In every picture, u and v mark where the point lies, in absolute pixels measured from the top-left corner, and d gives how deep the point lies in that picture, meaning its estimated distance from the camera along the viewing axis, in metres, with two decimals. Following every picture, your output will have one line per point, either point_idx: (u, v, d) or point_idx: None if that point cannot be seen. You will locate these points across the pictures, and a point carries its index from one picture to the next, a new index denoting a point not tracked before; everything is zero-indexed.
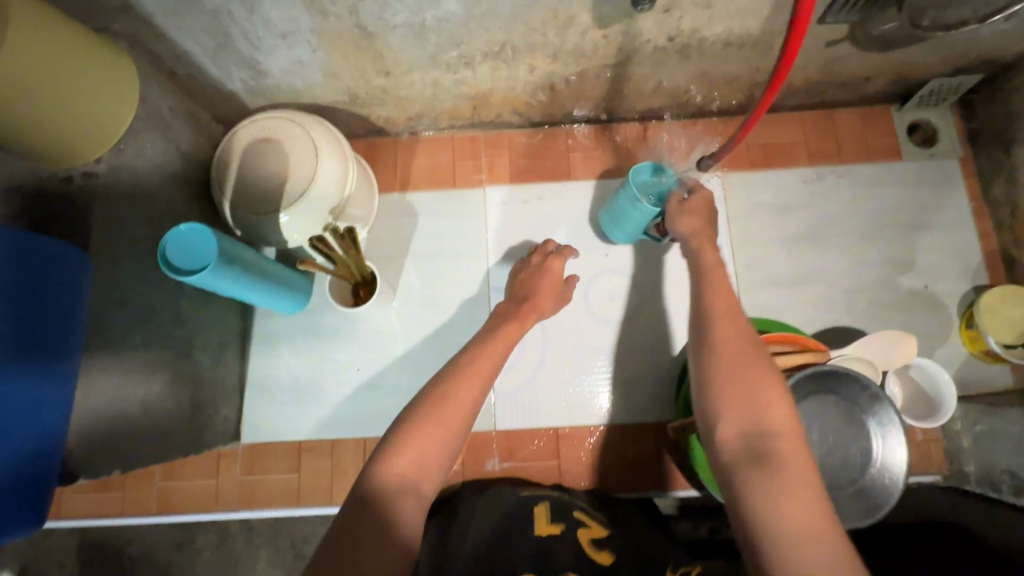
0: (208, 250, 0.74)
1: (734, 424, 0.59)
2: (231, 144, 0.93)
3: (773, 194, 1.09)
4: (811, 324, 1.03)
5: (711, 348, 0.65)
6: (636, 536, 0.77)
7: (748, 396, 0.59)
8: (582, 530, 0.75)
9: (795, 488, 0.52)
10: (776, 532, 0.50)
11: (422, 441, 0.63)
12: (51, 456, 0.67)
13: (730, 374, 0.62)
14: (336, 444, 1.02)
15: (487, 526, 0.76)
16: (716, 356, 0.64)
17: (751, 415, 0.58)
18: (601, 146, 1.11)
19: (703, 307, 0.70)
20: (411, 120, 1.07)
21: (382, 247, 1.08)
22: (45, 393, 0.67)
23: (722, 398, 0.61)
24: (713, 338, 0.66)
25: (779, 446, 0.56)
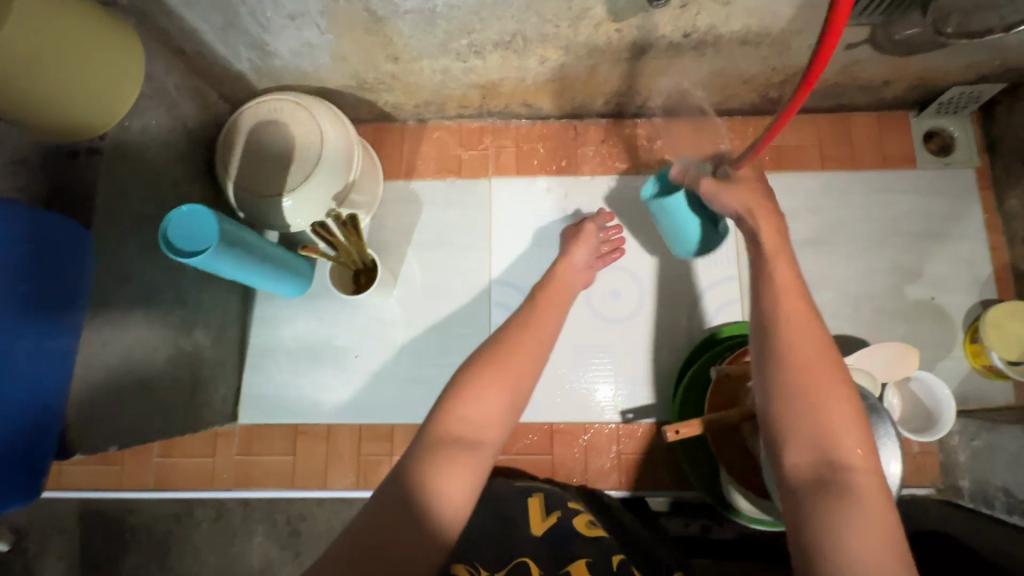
0: (208, 233, 0.73)
1: (805, 449, 0.56)
2: (236, 126, 0.93)
3: (783, 197, 1.07)
4: None
5: (779, 359, 0.60)
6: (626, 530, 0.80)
7: (822, 420, 0.56)
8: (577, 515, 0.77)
9: (868, 528, 0.49)
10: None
11: (487, 395, 0.62)
12: (50, 431, 0.68)
13: (803, 392, 0.57)
14: (332, 429, 1.02)
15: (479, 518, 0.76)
16: (786, 369, 0.59)
17: (823, 442, 0.55)
18: (611, 141, 1.09)
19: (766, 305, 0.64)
20: (419, 106, 1.05)
21: (384, 234, 1.08)
22: (44, 369, 0.67)
23: (790, 419, 0.57)
24: (781, 346, 0.60)
25: (854, 479, 0.53)
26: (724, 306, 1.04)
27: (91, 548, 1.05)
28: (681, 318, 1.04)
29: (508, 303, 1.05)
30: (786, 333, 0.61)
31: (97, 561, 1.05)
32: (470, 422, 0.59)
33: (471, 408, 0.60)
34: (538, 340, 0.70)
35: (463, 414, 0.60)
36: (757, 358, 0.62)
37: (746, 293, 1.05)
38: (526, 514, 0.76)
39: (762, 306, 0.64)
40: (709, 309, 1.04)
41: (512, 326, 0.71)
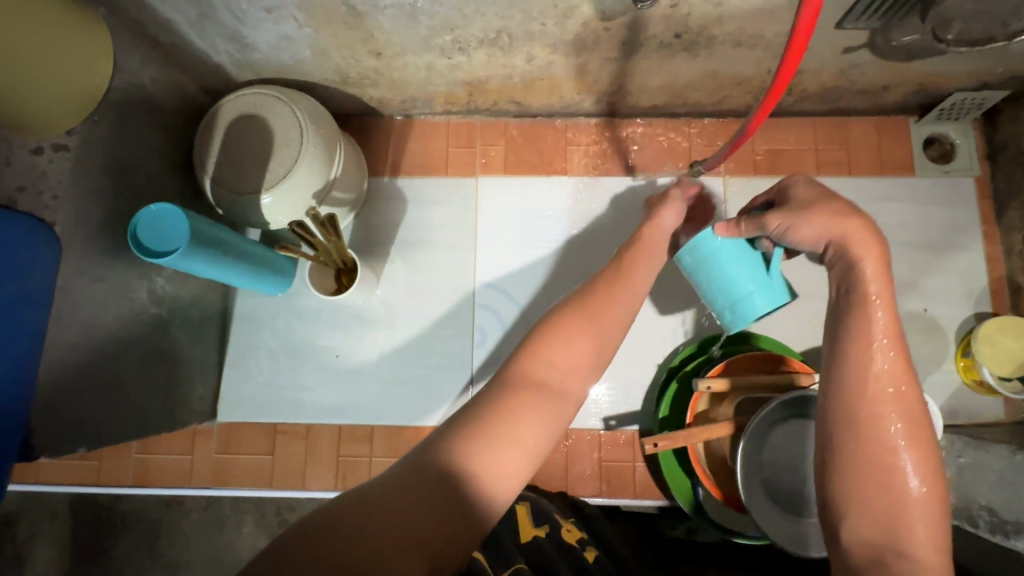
0: (179, 231, 0.72)
1: (874, 527, 0.56)
2: (215, 121, 0.90)
3: None
4: (801, 341, 1.00)
5: (869, 434, 0.59)
6: (610, 543, 0.82)
7: (895, 504, 0.56)
8: (562, 530, 0.80)
9: None
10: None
11: (573, 341, 0.61)
12: (11, 434, 0.65)
13: (881, 472, 0.58)
14: (311, 429, 1.01)
15: None
16: (871, 444, 0.58)
17: (893, 525, 0.56)
18: (602, 141, 1.07)
19: (852, 368, 0.61)
20: (405, 102, 1.03)
21: (369, 232, 1.06)
22: (3, 370, 0.64)
23: (861, 496, 0.57)
24: (868, 417, 0.59)
25: (921, 566, 0.53)
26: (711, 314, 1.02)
27: (76, 537, 1.05)
28: (668, 324, 1.02)
29: (494, 305, 1.03)
30: (869, 404, 0.60)
31: (81, 552, 1.05)
32: (555, 365, 0.59)
33: (557, 349, 0.60)
34: (629, 292, 0.68)
35: (549, 359, 0.59)
36: (831, 421, 0.61)
37: None
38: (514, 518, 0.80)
39: (845, 367, 0.61)
40: (698, 315, 1.02)
41: (601, 276, 0.70)
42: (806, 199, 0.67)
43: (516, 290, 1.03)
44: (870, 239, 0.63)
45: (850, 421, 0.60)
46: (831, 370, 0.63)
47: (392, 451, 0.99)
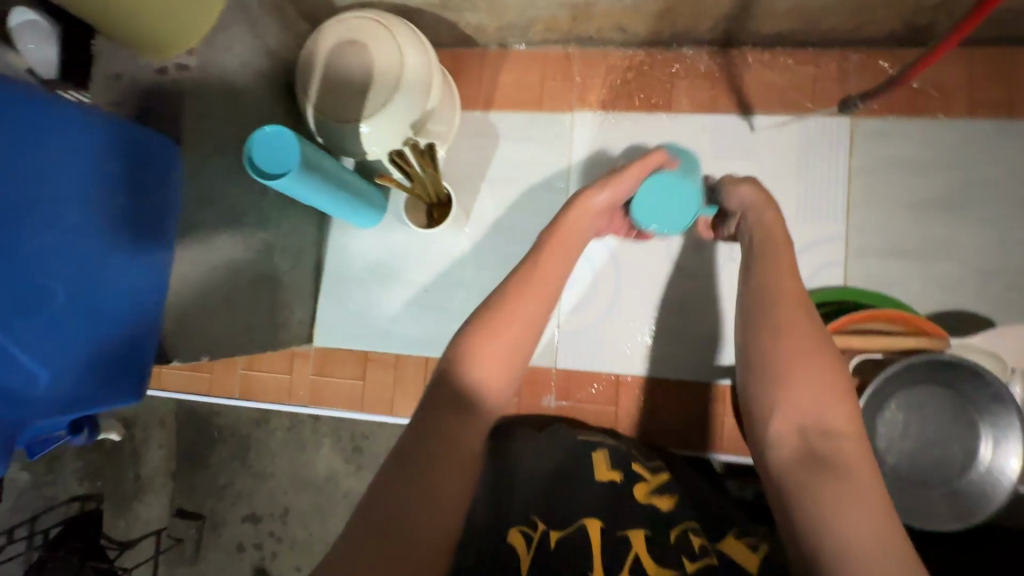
0: (289, 155, 0.73)
1: (790, 421, 0.55)
2: (317, 47, 0.89)
3: (910, 148, 0.92)
4: (926, 303, 0.90)
5: (774, 331, 0.59)
6: (694, 496, 0.78)
7: (812, 395, 0.55)
8: (641, 480, 0.76)
9: (850, 489, 0.49)
10: (836, 535, 0.47)
11: (480, 369, 0.57)
12: (145, 337, 0.70)
13: (791, 362, 0.57)
14: (399, 359, 1.05)
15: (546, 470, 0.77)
16: (780, 338, 0.58)
17: (818, 414, 0.54)
18: (713, 74, 0.97)
19: (757, 288, 0.63)
20: (502, 29, 0.98)
21: (461, 169, 1.04)
22: (142, 280, 0.68)
23: (785, 388, 0.56)
24: (772, 318, 0.60)
25: (841, 449, 0.52)
26: (822, 269, 0.93)
27: (184, 443, 1.16)
28: None
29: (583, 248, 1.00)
30: (773, 312, 0.60)
31: (188, 456, 1.16)
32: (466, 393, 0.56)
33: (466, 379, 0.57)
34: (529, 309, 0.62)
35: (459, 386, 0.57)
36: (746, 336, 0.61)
37: (852, 254, 0.93)
38: (591, 463, 0.79)
39: (756, 290, 0.63)
40: (808, 269, 0.93)
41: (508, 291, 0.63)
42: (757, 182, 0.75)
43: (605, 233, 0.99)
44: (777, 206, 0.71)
45: (758, 327, 0.60)
46: (746, 294, 0.64)
47: None
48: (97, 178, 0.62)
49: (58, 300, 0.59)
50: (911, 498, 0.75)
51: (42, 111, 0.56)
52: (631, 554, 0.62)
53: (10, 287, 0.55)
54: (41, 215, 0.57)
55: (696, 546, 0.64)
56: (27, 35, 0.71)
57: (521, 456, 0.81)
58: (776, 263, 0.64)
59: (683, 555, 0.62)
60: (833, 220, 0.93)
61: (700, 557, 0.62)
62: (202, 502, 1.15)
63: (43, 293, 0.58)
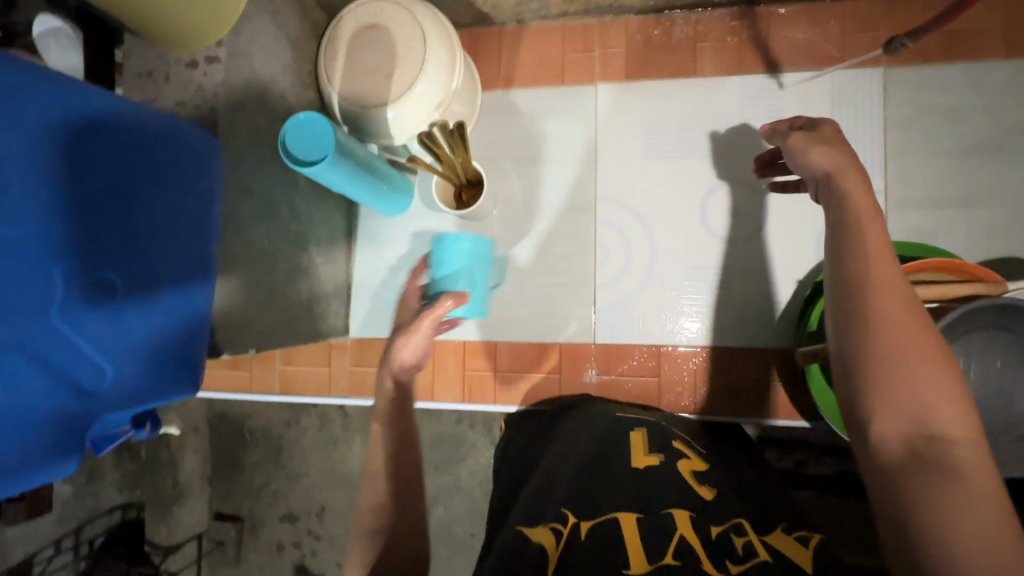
0: (325, 140, 0.72)
1: (890, 421, 0.48)
2: (337, 35, 0.89)
3: (946, 95, 0.90)
4: (971, 253, 0.88)
5: (867, 324, 0.50)
6: (740, 477, 0.72)
7: (916, 390, 0.48)
8: (683, 458, 0.71)
9: (969, 498, 0.43)
10: (948, 547, 0.42)
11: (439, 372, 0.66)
12: (197, 330, 0.71)
13: (895, 358, 0.49)
14: (435, 345, 1.04)
15: (590, 441, 0.74)
16: (877, 332, 0.50)
17: (922, 414, 0.47)
18: (737, 34, 0.95)
19: (845, 271, 0.54)
20: (520, 4, 0.97)
21: (485, 150, 1.03)
22: (193, 273, 0.69)
23: (886, 387, 0.49)
24: (863, 308, 0.51)
25: (953, 452, 0.45)
26: None
27: (222, 444, 1.18)
28: (809, 238, 0.94)
29: (615, 221, 0.99)
30: (870, 299, 0.51)
31: (225, 456, 1.17)
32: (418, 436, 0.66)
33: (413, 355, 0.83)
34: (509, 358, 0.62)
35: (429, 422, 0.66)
36: (836, 325, 0.53)
37: (892, 209, 0.91)
38: (627, 446, 0.72)
39: (848, 277, 0.53)
40: None
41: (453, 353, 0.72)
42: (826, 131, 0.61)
43: (639, 207, 0.99)
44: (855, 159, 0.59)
45: (851, 317, 0.52)
46: (832, 281, 0.55)
47: (515, 366, 1.01)
48: (149, 174, 0.63)
49: (117, 293, 0.60)
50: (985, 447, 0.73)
51: (97, 105, 0.58)
52: (676, 535, 0.55)
53: (75, 282, 0.56)
54: (103, 210, 0.58)
55: (741, 546, 0.54)
56: (50, 42, 0.69)
57: (567, 436, 0.79)
58: (864, 239, 0.54)
59: (726, 555, 0.53)
60: (870, 173, 0.92)
61: (746, 559, 0.53)
62: (239, 503, 1.17)
63: (106, 286, 0.59)
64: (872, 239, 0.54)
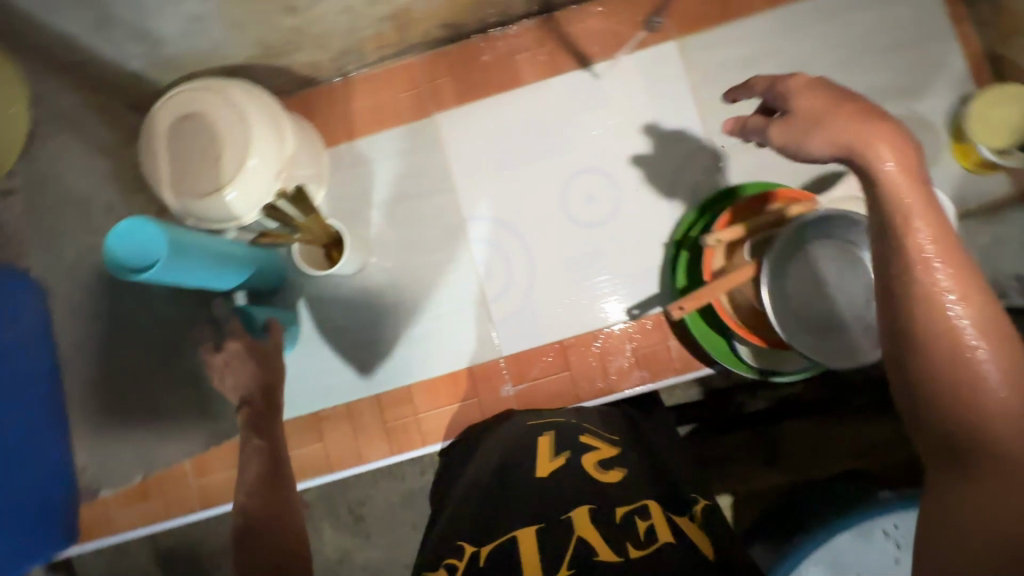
0: (156, 247, 0.70)
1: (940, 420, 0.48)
2: (153, 133, 0.86)
3: (734, 49, 1.01)
4: (798, 176, 0.98)
5: (924, 321, 0.49)
6: (647, 455, 0.76)
7: (968, 392, 0.47)
8: (590, 452, 0.74)
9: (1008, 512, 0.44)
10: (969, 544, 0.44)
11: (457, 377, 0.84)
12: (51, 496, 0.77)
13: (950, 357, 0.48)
14: (352, 407, 1.02)
15: (500, 457, 0.77)
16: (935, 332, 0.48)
17: (973, 420, 0.47)
18: (544, 40, 1.03)
19: (895, 261, 0.51)
20: (337, 59, 0.99)
21: (345, 203, 1.04)
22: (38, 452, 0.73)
23: (934, 383, 0.48)
24: (928, 305, 0.49)
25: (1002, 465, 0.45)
26: (702, 180, 1.00)
27: None
28: (662, 202, 1.00)
29: (489, 236, 1.02)
30: (930, 293, 0.49)
31: None
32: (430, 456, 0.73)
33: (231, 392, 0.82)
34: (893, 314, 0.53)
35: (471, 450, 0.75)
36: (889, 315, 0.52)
37: (722, 158, 1.00)
38: (534, 455, 0.74)
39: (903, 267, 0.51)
40: (690, 183, 1.00)
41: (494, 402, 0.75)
42: (806, 106, 0.57)
43: (512, 219, 1.02)
44: (879, 125, 0.53)
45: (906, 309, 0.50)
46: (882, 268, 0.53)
47: (436, 403, 1.00)
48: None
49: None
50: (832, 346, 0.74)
51: None
52: (574, 536, 0.60)
53: None
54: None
55: (642, 530, 0.60)
56: None
57: (482, 455, 0.81)
58: (914, 238, 0.51)
59: (628, 540, 0.59)
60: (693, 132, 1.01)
61: (647, 542, 0.58)
62: None
63: None
64: (924, 230, 0.50)
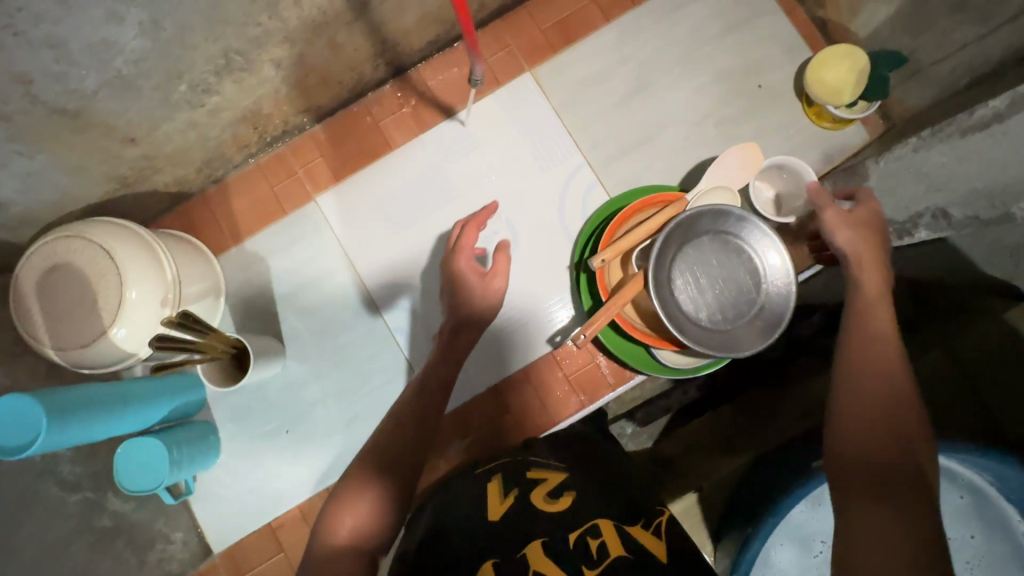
0: (35, 422, 0.68)
1: (868, 454, 0.54)
2: (21, 292, 0.83)
3: (585, 68, 1.04)
4: (675, 173, 1.01)
5: (861, 373, 0.60)
6: (594, 478, 0.76)
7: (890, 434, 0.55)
8: (537, 486, 0.73)
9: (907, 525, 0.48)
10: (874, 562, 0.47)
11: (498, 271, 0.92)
12: None
13: (880, 402, 0.57)
14: (304, 507, 0.99)
15: (452, 504, 0.72)
16: (870, 388, 0.59)
17: (888, 455, 0.54)
18: (406, 100, 1.04)
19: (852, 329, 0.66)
20: (202, 168, 0.97)
21: (249, 306, 1.02)
22: None
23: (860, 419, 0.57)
24: (869, 365, 0.61)
25: (913, 495, 0.50)
26: (588, 198, 1.02)
27: None
28: (556, 228, 1.02)
29: (400, 300, 1.02)
30: (872, 352, 0.62)
31: None
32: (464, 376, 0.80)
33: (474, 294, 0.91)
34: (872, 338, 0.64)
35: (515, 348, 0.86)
36: (842, 364, 0.63)
37: (602, 173, 1.02)
38: (484, 502, 0.71)
39: (859, 335, 0.65)
40: (577, 203, 1.02)
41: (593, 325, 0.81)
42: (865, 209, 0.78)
43: (415, 281, 1.02)
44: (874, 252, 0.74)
45: (856, 362, 0.61)
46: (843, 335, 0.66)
47: None
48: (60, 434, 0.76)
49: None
50: (733, 329, 0.79)
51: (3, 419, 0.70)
52: None
53: None
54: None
55: (595, 547, 0.62)
56: None
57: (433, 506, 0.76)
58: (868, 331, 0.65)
59: (581, 560, 0.61)
60: (568, 153, 1.03)
61: (600, 560, 0.60)
62: None
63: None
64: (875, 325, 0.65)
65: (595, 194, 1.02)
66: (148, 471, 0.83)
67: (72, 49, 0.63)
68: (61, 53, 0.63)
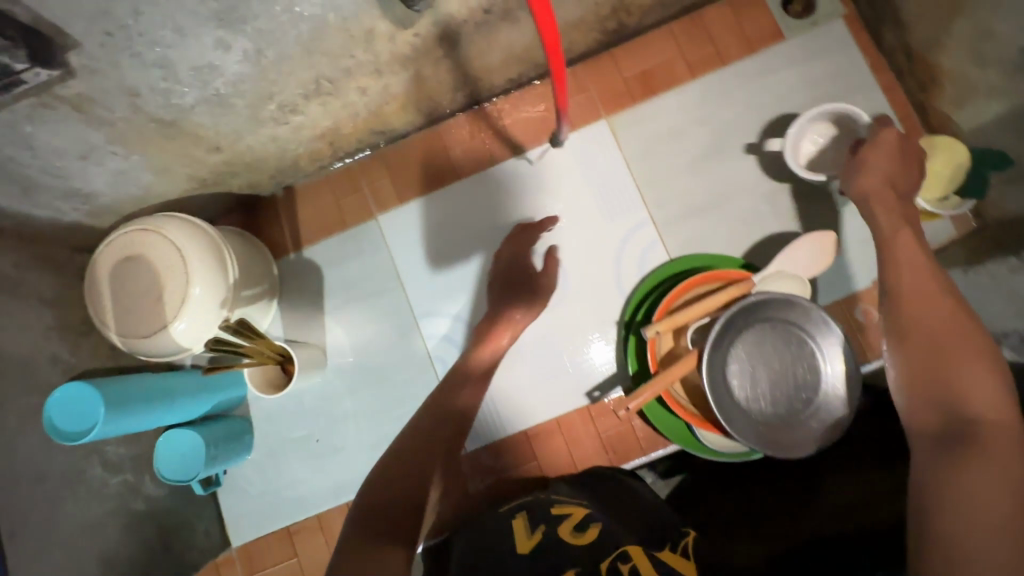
0: (91, 408, 0.72)
1: (933, 411, 0.53)
2: (95, 277, 0.87)
3: (662, 122, 1.02)
4: (740, 243, 0.98)
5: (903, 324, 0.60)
6: (622, 515, 0.73)
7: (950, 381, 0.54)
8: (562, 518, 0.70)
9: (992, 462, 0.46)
10: (972, 526, 0.43)
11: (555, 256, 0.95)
12: None
13: (928, 349, 0.57)
14: (322, 517, 1.01)
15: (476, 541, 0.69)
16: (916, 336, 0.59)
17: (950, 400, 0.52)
18: (478, 132, 1.04)
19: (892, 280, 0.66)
20: (275, 175, 1.00)
21: (298, 313, 1.05)
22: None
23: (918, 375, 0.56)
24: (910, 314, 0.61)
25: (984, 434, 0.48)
26: (647, 255, 1.00)
27: None
28: (610, 281, 1.00)
29: (442, 330, 1.02)
30: (916, 299, 0.61)
31: None
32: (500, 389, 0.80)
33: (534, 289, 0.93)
34: (909, 281, 0.64)
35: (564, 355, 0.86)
36: (884, 336, 0.62)
37: (664, 232, 1.00)
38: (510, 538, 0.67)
39: (889, 292, 0.65)
40: (636, 259, 1.00)
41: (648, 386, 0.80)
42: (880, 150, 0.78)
43: (462, 313, 1.02)
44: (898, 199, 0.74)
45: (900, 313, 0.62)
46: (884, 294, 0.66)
47: None
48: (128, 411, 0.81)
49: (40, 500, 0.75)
50: (783, 425, 0.75)
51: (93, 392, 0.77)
52: None
53: None
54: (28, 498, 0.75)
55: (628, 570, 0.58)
56: None
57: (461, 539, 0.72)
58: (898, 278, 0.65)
59: None
60: (633, 207, 1.01)
61: None
62: None
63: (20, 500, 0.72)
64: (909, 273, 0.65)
65: (655, 253, 0.99)
66: (182, 462, 0.86)
67: (178, 70, 0.66)
68: (168, 72, 0.65)
